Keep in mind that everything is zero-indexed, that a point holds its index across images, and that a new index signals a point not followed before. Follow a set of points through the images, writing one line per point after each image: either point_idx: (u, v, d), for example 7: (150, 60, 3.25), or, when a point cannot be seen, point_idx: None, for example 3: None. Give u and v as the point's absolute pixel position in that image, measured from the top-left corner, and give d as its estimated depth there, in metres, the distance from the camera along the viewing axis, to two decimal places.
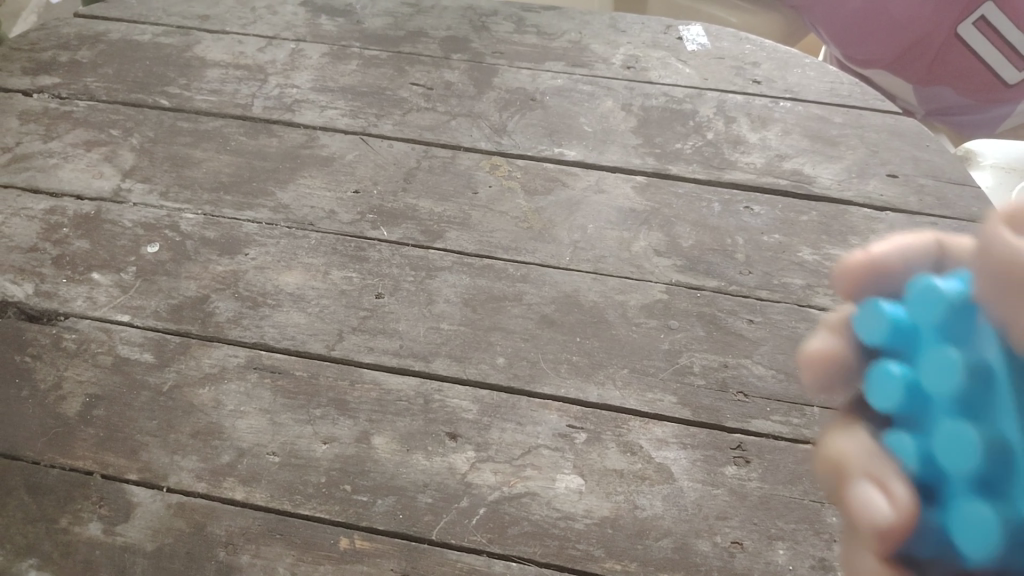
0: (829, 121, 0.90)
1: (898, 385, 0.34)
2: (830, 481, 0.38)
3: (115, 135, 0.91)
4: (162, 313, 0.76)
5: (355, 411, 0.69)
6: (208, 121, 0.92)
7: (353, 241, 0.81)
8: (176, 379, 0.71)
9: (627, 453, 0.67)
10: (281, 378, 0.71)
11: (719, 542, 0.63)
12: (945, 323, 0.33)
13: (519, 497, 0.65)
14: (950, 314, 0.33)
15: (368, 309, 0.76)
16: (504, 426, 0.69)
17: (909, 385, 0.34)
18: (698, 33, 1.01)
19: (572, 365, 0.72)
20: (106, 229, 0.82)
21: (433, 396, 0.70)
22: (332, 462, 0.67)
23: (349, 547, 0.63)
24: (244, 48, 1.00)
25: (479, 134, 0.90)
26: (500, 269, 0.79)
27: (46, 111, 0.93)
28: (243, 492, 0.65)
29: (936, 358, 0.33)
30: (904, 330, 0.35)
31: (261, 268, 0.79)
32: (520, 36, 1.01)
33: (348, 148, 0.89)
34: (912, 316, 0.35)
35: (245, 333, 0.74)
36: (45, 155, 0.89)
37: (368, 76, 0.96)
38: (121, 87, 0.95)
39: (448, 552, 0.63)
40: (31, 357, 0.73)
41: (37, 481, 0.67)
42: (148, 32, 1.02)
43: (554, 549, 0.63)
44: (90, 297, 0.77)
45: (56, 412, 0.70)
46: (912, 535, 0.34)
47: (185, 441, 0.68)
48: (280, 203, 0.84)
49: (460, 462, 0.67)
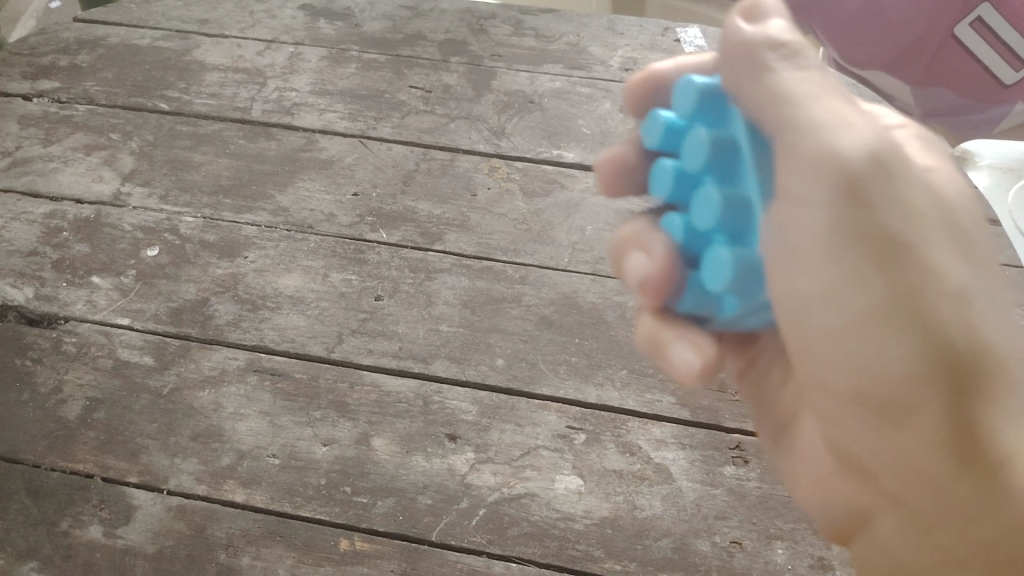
0: None
1: (668, 175, 0.42)
2: (618, 261, 0.50)
3: (114, 139, 0.91)
4: (162, 317, 0.76)
5: (354, 413, 0.70)
6: (208, 125, 0.92)
7: (353, 243, 0.81)
8: (176, 382, 0.72)
9: (626, 454, 0.67)
10: (280, 381, 0.72)
11: (718, 541, 0.63)
12: (701, 109, 0.42)
13: (518, 498, 0.65)
14: (703, 102, 0.41)
15: (367, 311, 0.76)
16: (503, 427, 0.69)
17: (676, 174, 0.42)
18: (696, 35, 1.01)
19: (570, 366, 0.72)
20: (106, 233, 0.82)
21: (432, 397, 0.70)
22: (332, 464, 0.67)
23: (349, 548, 0.63)
24: (243, 51, 1.00)
25: (477, 136, 0.91)
26: (499, 271, 0.79)
27: (46, 116, 0.93)
28: (243, 494, 0.66)
29: (691, 143, 0.41)
30: (675, 129, 0.43)
31: (261, 271, 0.79)
32: (518, 39, 1.01)
33: (347, 150, 0.89)
34: (682, 115, 0.43)
35: (244, 336, 0.75)
36: (45, 159, 0.89)
37: (367, 79, 0.97)
38: (120, 91, 0.96)
39: (448, 553, 0.63)
40: (31, 361, 0.74)
41: (38, 484, 0.67)
42: (147, 36, 1.02)
43: (554, 549, 0.63)
44: (90, 301, 0.77)
45: (57, 415, 0.70)
46: (675, 287, 0.45)
47: (185, 443, 0.68)
48: (279, 206, 0.84)
49: (459, 464, 0.67)
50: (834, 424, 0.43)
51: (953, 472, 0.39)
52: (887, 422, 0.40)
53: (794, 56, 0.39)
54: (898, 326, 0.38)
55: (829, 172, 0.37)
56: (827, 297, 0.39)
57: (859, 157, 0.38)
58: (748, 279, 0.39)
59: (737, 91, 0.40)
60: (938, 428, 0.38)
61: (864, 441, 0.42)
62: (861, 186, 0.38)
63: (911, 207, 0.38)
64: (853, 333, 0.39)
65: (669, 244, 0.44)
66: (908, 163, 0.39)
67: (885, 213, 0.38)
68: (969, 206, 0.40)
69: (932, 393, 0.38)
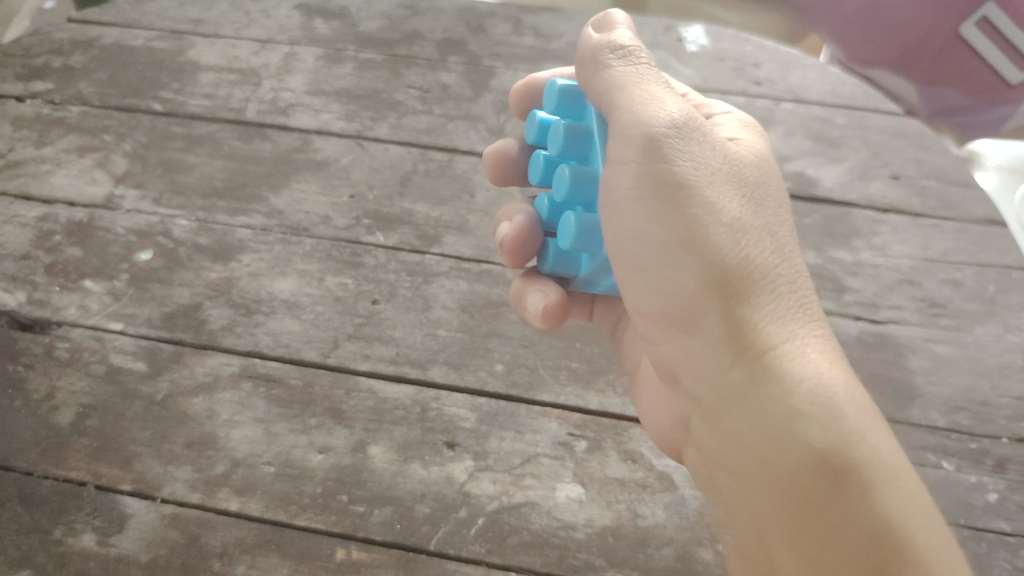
0: (830, 123, 0.89)
1: (540, 161, 0.56)
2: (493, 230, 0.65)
3: (108, 141, 0.90)
4: (155, 321, 0.75)
5: (350, 420, 0.68)
6: (202, 126, 0.91)
7: (349, 246, 0.80)
8: (170, 388, 0.70)
9: (627, 461, 0.66)
10: (276, 387, 0.70)
11: (721, 550, 0.62)
12: (563, 106, 0.56)
13: (518, 507, 0.64)
14: (565, 100, 0.56)
15: (364, 315, 0.75)
16: (502, 434, 0.68)
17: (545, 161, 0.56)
18: (697, 34, 0.99)
19: (571, 372, 0.71)
20: (99, 236, 0.81)
21: (430, 404, 0.69)
22: (328, 472, 0.66)
23: (345, 558, 0.62)
24: (238, 52, 0.99)
25: (475, 137, 0.89)
26: (498, 274, 0.78)
27: (39, 117, 0.92)
28: (238, 503, 0.64)
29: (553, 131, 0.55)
30: (547, 126, 0.57)
31: (256, 275, 0.78)
32: (517, 38, 1.00)
33: (343, 152, 0.88)
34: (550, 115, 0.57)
35: (239, 341, 0.73)
36: (37, 162, 0.88)
37: (364, 79, 0.95)
38: (114, 92, 0.94)
39: (446, 563, 0.61)
40: (23, 366, 0.72)
41: (30, 492, 0.65)
42: (142, 36, 1.01)
43: (554, 559, 0.61)
44: (83, 305, 0.76)
45: (48, 422, 0.69)
46: (540, 252, 0.60)
47: (179, 451, 0.67)
48: (274, 209, 0.83)
49: (458, 472, 0.66)
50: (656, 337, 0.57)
51: (736, 361, 0.51)
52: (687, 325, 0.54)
53: (620, 50, 0.54)
54: (679, 246, 0.52)
55: (637, 131, 0.51)
56: (637, 233, 0.53)
57: (664, 122, 0.51)
58: (586, 235, 0.53)
59: (584, 80, 0.55)
60: (721, 326, 0.51)
61: (679, 347, 0.56)
62: (661, 141, 0.51)
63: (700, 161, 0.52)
64: (652, 258, 0.54)
65: (534, 218, 0.61)
66: (704, 135, 0.53)
67: (678, 165, 0.51)
68: (750, 164, 0.55)
69: (708, 299, 0.51)
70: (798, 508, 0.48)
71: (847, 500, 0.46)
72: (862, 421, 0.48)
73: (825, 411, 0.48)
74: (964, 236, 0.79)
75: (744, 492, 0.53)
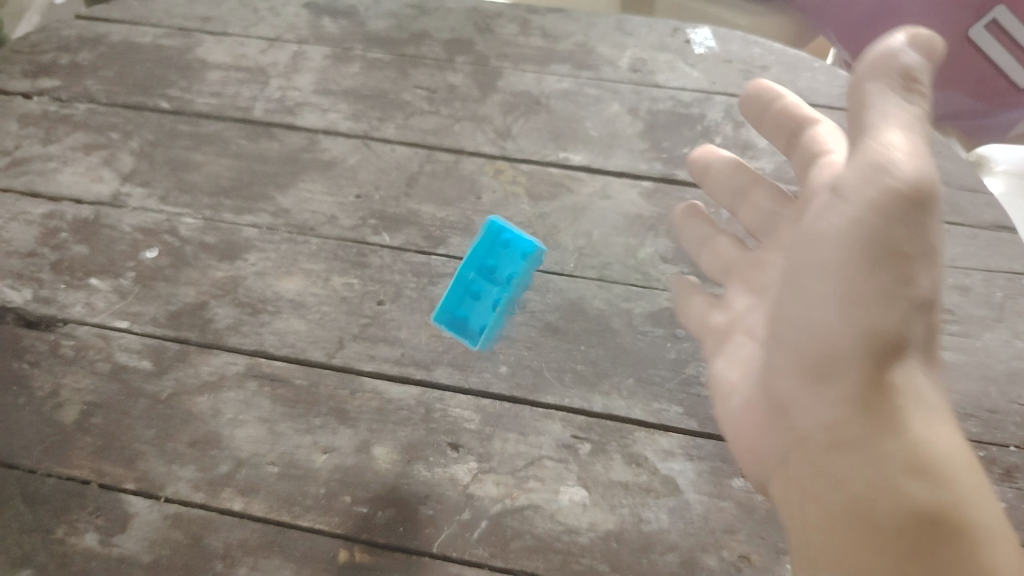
0: (839, 126, 0.89)
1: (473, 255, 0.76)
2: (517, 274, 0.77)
3: (115, 138, 0.90)
4: (161, 320, 0.75)
5: (355, 421, 0.68)
6: (209, 124, 0.91)
7: (355, 246, 0.80)
8: (175, 387, 0.70)
9: (632, 465, 0.66)
10: (281, 387, 0.70)
11: (725, 557, 0.62)
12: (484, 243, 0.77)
13: (521, 510, 0.64)
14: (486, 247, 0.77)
15: (369, 316, 0.75)
16: (506, 436, 0.67)
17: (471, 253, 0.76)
18: (706, 35, 0.99)
19: (576, 374, 0.71)
20: (105, 234, 0.81)
21: (434, 405, 0.69)
22: (332, 473, 0.66)
23: (348, 560, 0.62)
24: (246, 50, 0.99)
25: (482, 137, 0.89)
26: None
27: (46, 114, 0.92)
28: (241, 503, 0.64)
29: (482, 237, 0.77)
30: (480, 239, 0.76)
31: (261, 274, 0.78)
32: (525, 39, 1.00)
33: (350, 151, 0.88)
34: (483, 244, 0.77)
35: (244, 341, 0.73)
36: (44, 159, 0.88)
37: (371, 79, 0.95)
38: (121, 90, 0.94)
39: (449, 565, 0.61)
40: (28, 364, 0.72)
41: (33, 490, 0.65)
42: (149, 34, 1.01)
43: (558, 563, 0.61)
44: (89, 303, 0.76)
45: (53, 420, 0.69)
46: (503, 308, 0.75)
47: (183, 450, 0.67)
48: (281, 208, 0.83)
49: (462, 474, 0.65)
50: (777, 366, 0.56)
51: (865, 405, 0.49)
52: (811, 359, 0.53)
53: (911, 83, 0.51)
54: (844, 291, 0.50)
55: (877, 179, 0.48)
56: (824, 263, 0.52)
57: (907, 177, 0.47)
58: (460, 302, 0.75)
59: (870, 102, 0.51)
60: (859, 375, 0.49)
61: (794, 377, 0.54)
62: (905, 196, 0.47)
63: (921, 232, 0.48)
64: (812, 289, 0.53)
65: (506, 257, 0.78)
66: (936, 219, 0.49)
67: (879, 228, 0.49)
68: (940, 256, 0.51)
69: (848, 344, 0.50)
70: (869, 528, 0.47)
71: (934, 546, 0.44)
72: (983, 508, 0.45)
73: (946, 472, 0.46)
74: (972, 241, 0.79)
75: (810, 501, 0.51)
